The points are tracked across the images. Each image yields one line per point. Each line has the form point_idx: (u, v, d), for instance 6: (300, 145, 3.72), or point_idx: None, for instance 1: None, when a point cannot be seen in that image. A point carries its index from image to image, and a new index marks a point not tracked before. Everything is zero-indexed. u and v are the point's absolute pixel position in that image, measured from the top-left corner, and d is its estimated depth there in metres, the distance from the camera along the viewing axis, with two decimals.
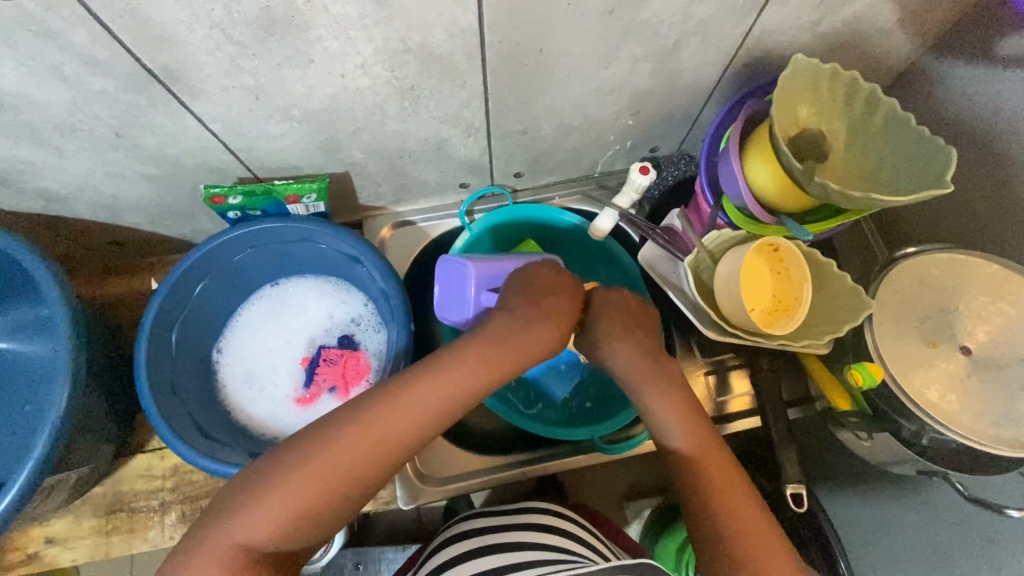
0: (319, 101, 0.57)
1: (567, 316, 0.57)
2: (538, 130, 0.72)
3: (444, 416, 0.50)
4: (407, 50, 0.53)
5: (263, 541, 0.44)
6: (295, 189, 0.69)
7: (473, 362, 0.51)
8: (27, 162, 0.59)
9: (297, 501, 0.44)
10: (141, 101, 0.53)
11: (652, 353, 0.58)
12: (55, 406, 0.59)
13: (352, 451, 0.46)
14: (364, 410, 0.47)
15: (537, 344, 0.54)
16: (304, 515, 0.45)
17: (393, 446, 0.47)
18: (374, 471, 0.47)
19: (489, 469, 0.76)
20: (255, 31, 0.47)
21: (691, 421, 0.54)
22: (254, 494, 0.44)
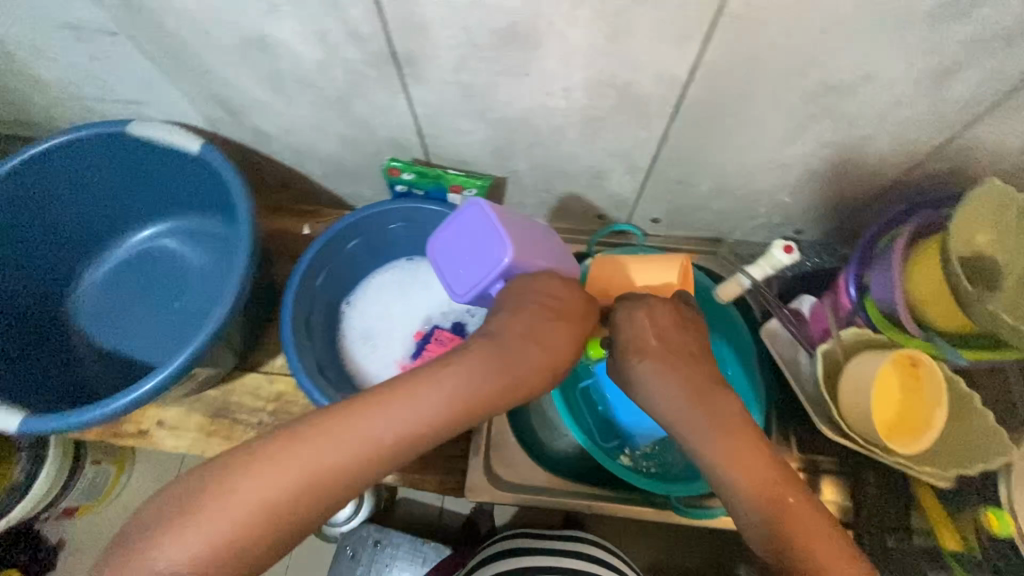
0: (515, 110, 0.62)
1: (566, 352, 0.49)
2: (694, 184, 0.74)
3: (399, 447, 0.44)
4: (612, 84, 0.57)
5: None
6: (461, 181, 0.75)
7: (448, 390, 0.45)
8: (259, 102, 0.68)
9: (209, 544, 0.39)
10: (373, 75, 0.60)
11: (720, 397, 0.50)
12: (220, 310, 0.67)
13: (273, 488, 0.40)
14: (298, 437, 0.42)
15: (527, 380, 0.48)
16: (225, 559, 0.39)
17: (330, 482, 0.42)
18: (312, 502, 0.41)
19: (558, 492, 0.76)
20: (495, 39, 0.53)
21: (775, 485, 0.47)
22: (154, 544, 0.39)
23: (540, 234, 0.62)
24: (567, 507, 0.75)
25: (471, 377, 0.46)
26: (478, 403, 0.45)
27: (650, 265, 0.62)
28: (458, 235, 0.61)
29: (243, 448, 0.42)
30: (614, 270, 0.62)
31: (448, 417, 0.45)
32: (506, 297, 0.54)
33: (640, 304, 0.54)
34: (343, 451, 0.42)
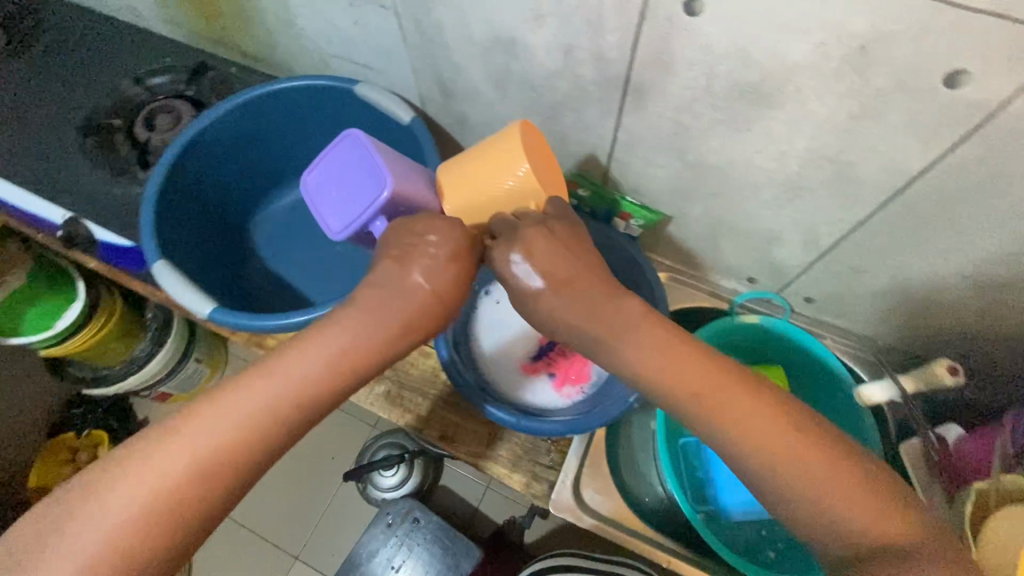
0: (719, 159, 0.64)
1: (385, 281, 0.50)
2: (868, 275, 0.71)
3: (302, 399, 0.46)
4: (832, 160, 0.57)
5: (108, 549, 0.41)
6: (632, 209, 0.78)
7: (333, 325, 0.48)
8: (476, 92, 0.74)
9: (132, 508, 0.41)
10: (597, 93, 0.64)
11: (810, 434, 0.46)
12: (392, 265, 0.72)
13: (177, 460, 0.42)
14: (192, 410, 0.44)
15: (357, 313, 0.48)
16: (159, 515, 0.42)
17: (239, 443, 0.44)
18: (231, 454, 0.43)
19: (637, 534, 0.76)
20: (736, 91, 0.54)
21: (844, 477, 0.43)
22: (76, 519, 0.41)
23: (417, 169, 0.66)
24: (643, 551, 0.74)
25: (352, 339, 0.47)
26: (377, 341, 0.48)
27: (506, 160, 0.59)
28: (341, 168, 0.64)
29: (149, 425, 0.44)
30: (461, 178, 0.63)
31: (334, 369, 0.46)
32: (390, 238, 0.53)
33: (523, 244, 0.52)
34: (243, 411, 0.44)
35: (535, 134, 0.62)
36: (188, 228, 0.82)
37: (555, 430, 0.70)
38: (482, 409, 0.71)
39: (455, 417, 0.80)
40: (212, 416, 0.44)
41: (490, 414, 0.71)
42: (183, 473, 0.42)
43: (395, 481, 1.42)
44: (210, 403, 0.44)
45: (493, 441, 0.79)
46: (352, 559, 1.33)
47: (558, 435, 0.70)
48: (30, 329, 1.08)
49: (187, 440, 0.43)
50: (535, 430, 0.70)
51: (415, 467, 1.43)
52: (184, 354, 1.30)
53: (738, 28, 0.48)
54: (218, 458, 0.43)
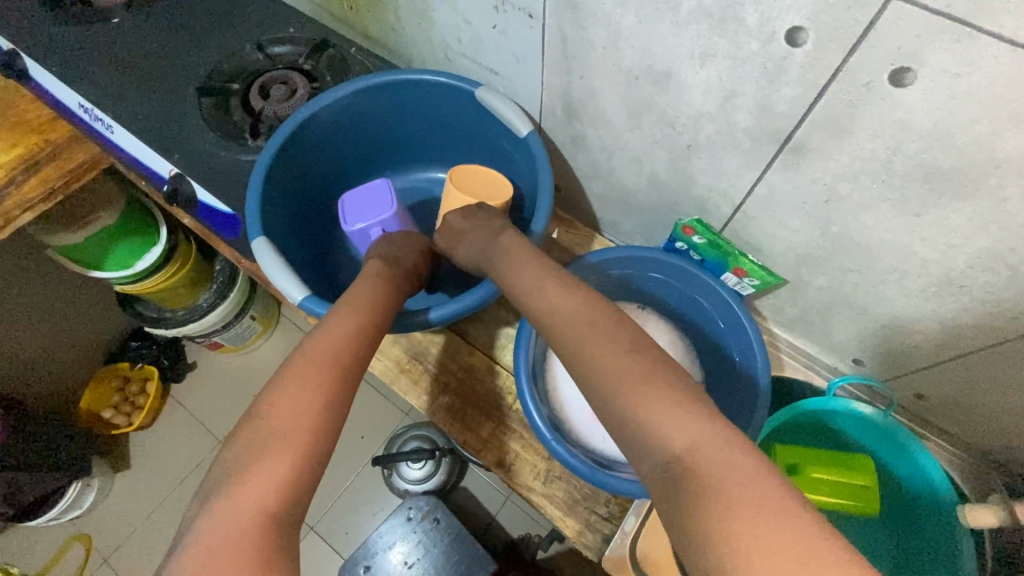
0: (868, 237, 0.58)
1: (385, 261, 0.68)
2: (1004, 388, 0.64)
3: (370, 331, 0.56)
4: (1011, 265, 0.50)
5: (309, 437, 0.44)
6: (747, 267, 0.72)
7: (360, 290, 0.61)
8: (605, 117, 0.70)
9: (313, 409, 0.45)
10: (746, 144, 0.59)
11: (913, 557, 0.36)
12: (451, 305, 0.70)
13: (309, 392, 0.46)
14: (297, 361, 0.49)
15: (367, 269, 0.66)
16: (330, 398, 0.47)
17: (345, 366, 0.50)
18: (352, 357, 0.52)
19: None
20: (918, 172, 0.49)
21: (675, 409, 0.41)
22: (267, 434, 0.43)
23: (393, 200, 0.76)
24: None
25: (366, 283, 0.63)
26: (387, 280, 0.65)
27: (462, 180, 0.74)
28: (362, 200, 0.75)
29: (272, 377, 0.48)
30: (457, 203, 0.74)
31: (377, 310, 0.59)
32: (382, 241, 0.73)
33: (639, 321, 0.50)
34: (333, 344, 0.52)
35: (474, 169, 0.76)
36: (288, 206, 0.81)
37: (630, 490, 0.65)
38: (554, 453, 0.68)
39: (512, 450, 0.77)
40: (312, 355, 0.50)
41: (563, 460, 0.67)
42: (319, 399, 0.46)
43: (420, 474, 1.40)
44: (303, 353, 0.50)
45: (549, 479, 0.76)
46: (366, 545, 1.32)
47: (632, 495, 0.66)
48: (115, 267, 1.09)
49: (307, 375, 0.47)
50: (607, 486, 0.66)
51: (441, 465, 1.42)
52: (241, 309, 1.33)
53: (952, 109, 0.43)
54: (340, 378, 0.49)
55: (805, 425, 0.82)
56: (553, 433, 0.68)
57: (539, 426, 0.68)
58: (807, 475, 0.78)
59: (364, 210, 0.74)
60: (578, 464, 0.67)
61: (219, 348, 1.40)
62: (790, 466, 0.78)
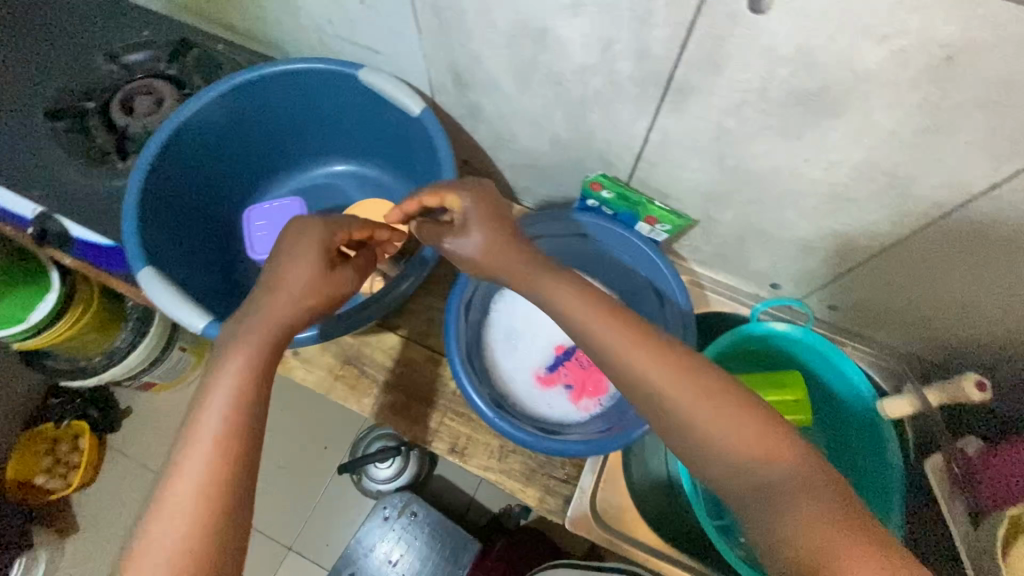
0: (762, 166, 0.59)
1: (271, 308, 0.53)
2: (902, 288, 0.69)
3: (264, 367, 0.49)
4: (888, 173, 0.53)
5: (204, 526, 0.43)
6: (658, 214, 0.73)
7: (239, 358, 0.49)
8: (494, 83, 0.68)
9: (200, 484, 0.44)
10: (633, 91, 0.58)
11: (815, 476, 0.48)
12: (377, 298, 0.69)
13: (197, 468, 0.44)
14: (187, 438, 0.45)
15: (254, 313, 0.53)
16: (222, 483, 0.44)
17: (232, 429, 0.46)
18: (246, 409, 0.47)
19: (653, 551, 0.75)
20: (791, 96, 0.50)
21: (726, 419, 0.47)
22: (165, 518, 0.43)
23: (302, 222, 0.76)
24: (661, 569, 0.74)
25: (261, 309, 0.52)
26: (279, 320, 0.52)
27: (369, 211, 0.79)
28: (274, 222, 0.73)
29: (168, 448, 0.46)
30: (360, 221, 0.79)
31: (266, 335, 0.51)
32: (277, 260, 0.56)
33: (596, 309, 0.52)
34: (217, 399, 0.47)
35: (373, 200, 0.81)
36: (175, 231, 0.75)
37: (577, 451, 0.66)
38: (500, 431, 0.67)
39: (460, 436, 0.77)
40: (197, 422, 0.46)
41: (509, 436, 0.67)
42: (206, 471, 0.44)
43: (391, 472, 1.37)
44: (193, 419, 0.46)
45: (504, 455, 0.76)
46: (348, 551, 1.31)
47: (579, 455, 0.67)
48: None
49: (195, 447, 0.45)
50: (556, 452, 0.66)
51: (411, 458, 1.38)
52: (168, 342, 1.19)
53: (809, 30, 0.44)
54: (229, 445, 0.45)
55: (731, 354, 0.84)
56: (496, 411, 0.68)
57: (479, 408, 0.67)
58: None
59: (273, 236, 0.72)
60: (525, 436, 0.66)
61: (153, 387, 1.29)
62: None
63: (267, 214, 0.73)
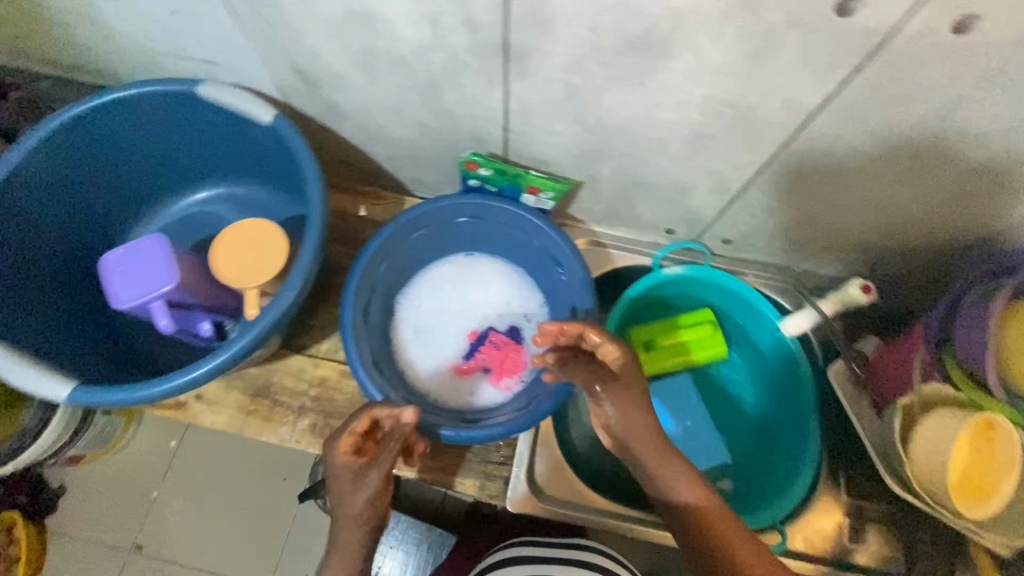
0: (619, 117, 0.59)
1: (348, 544, 0.58)
2: (780, 212, 0.71)
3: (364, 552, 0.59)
4: (732, 105, 0.54)
5: None
6: (539, 183, 0.72)
7: (338, 566, 0.58)
8: (342, 77, 0.64)
9: None
10: (476, 64, 0.56)
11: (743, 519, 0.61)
12: (264, 319, 0.62)
13: None
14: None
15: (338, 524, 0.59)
16: None
17: None
18: None
19: (598, 511, 0.76)
20: (622, 44, 0.49)
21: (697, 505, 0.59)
22: None
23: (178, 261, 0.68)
24: (608, 527, 0.75)
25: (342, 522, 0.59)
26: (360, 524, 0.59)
27: (255, 235, 0.72)
28: (138, 270, 0.66)
29: None
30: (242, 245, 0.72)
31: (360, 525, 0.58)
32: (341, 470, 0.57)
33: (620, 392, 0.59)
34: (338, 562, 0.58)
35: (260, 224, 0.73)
36: (24, 298, 0.68)
37: (500, 434, 0.65)
38: (419, 431, 0.65)
39: None
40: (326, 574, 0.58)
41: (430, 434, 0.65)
42: None
43: None
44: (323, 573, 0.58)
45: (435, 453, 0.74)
46: None
47: (503, 438, 0.66)
48: None
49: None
50: (479, 440, 0.65)
51: None
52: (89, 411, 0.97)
53: None
54: None
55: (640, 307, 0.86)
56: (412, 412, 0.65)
57: None
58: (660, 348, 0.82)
59: (138, 285, 0.65)
60: (442, 430, 0.65)
61: (82, 460, 1.04)
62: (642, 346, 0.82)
63: (130, 263, 0.66)
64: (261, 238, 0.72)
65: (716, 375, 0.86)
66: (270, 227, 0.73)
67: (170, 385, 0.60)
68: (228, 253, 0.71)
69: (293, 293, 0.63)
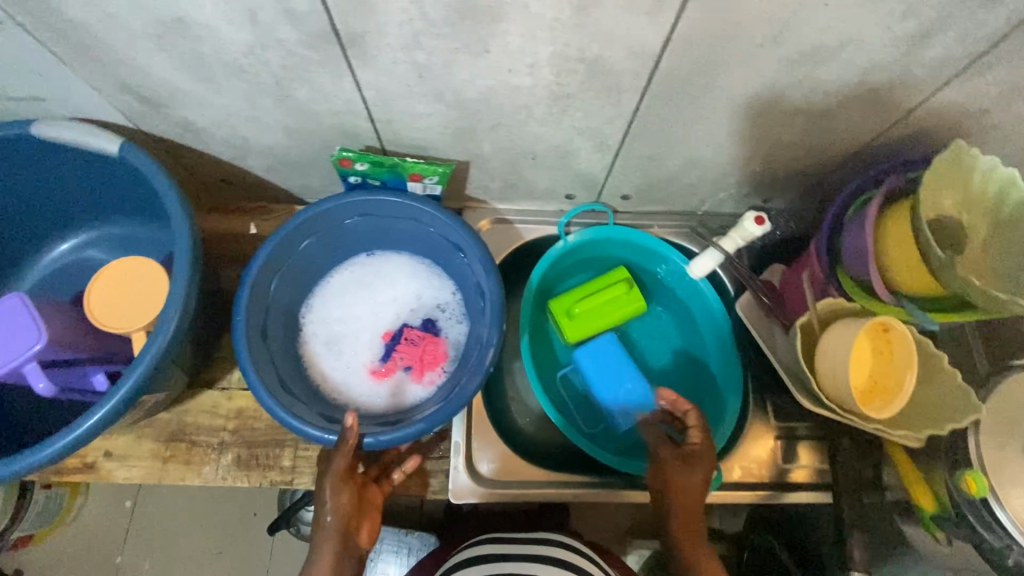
0: (477, 89, 0.57)
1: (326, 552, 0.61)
2: (665, 159, 0.71)
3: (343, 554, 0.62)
4: (580, 59, 0.53)
5: None
6: (420, 168, 0.69)
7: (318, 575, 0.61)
8: (183, 91, 0.60)
9: None
10: (314, 56, 0.53)
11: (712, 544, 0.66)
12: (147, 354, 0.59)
13: None
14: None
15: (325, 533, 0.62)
16: None
17: None
18: None
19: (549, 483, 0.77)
20: (450, 13, 0.47)
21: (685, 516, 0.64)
22: None
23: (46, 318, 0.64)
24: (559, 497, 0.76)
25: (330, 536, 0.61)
26: (335, 531, 0.62)
27: (132, 276, 0.68)
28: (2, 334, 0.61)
29: None
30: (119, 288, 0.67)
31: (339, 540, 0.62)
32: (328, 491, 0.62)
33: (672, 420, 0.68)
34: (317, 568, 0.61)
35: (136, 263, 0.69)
36: None
37: (421, 431, 0.63)
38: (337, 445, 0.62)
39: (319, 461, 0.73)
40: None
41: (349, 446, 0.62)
42: None
43: None
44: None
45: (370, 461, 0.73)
46: None
47: (426, 434, 0.64)
48: None
49: None
50: (401, 441, 0.63)
51: None
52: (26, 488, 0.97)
53: None
54: None
55: (555, 277, 0.86)
56: (326, 427, 0.63)
57: (303, 430, 0.62)
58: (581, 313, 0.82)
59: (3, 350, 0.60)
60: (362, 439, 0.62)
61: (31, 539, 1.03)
62: (563, 315, 0.82)
63: None
64: (139, 277, 0.68)
65: (642, 329, 0.87)
66: (143, 260, 0.69)
67: (55, 447, 0.57)
68: (105, 300, 0.67)
69: (172, 324, 0.60)
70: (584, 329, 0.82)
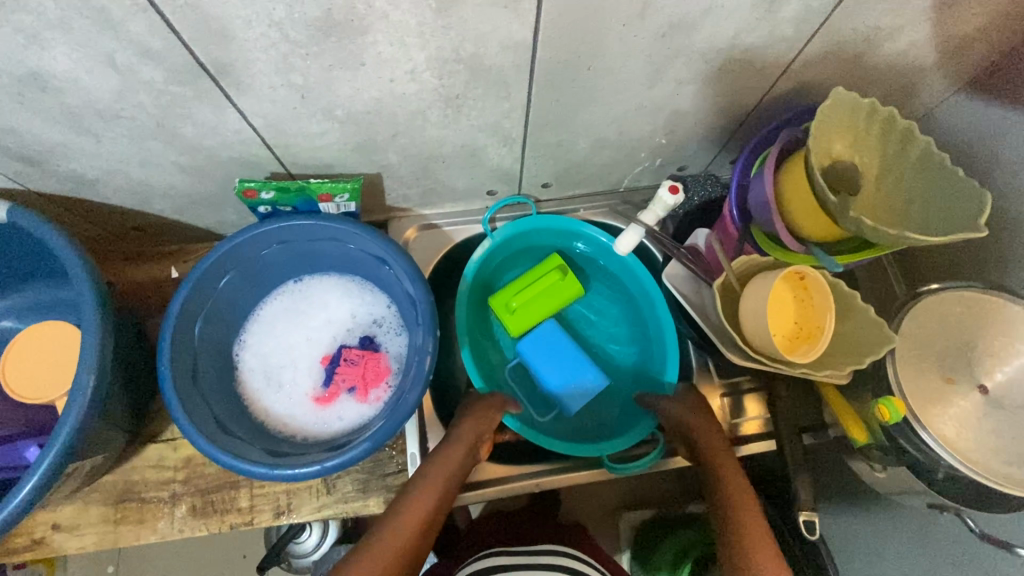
0: (364, 103, 0.57)
1: (466, 435, 0.70)
2: (573, 144, 0.72)
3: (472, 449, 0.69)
4: (458, 60, 0.53)
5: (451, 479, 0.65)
6: (328, 188, 0.68)
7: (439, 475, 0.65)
8: (62, 145, 0.58)
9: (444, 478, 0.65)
10: (187, 92, 0.52)
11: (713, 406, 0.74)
12: (71, 416, 0.58)
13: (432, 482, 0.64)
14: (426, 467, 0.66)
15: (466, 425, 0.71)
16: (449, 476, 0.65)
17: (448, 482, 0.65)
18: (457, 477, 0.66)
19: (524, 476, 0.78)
20: (313, 32, 0.47)
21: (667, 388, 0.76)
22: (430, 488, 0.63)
23: None
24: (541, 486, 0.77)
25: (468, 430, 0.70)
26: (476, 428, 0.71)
27: (48, 342, 0.67)
28: None
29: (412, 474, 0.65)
30: (35, 358, 0.66)
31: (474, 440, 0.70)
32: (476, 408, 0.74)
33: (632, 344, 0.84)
34: (450, 451, 0.67)
35: (54, 330, 0.67)
36: None
37: (368, 449, 0.62)
38: (285, 479, 0.61)
39: (276, 497, 0.72)
40: (443, 458, 0.67)
41: (298, 478, 0.61)
42: (455, 473, 0.66)
43: None
44: (435, 461, 0.66)
45: (331, 486, 0.72)
46: None
47: (373, 451, 0.63)
48: None
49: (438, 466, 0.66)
50: (348, 464, 0.62)
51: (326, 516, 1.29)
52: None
53: None
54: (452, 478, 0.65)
55: (489, 274, 0.86)
56: (272, 463, 0.61)
57: (253, 471, 0.60)
58: (520, 305, 0.82)
59: None
60: (310, 468, 0.61)
61: None
62: (503, 310, 0.82)
63: None
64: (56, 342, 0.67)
65: (582, 313, 0.88)
66: (46, 324, 0.68)
67: None
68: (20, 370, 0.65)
69: (88, 388, 0.58)
70: (525, 320, 0.82)
